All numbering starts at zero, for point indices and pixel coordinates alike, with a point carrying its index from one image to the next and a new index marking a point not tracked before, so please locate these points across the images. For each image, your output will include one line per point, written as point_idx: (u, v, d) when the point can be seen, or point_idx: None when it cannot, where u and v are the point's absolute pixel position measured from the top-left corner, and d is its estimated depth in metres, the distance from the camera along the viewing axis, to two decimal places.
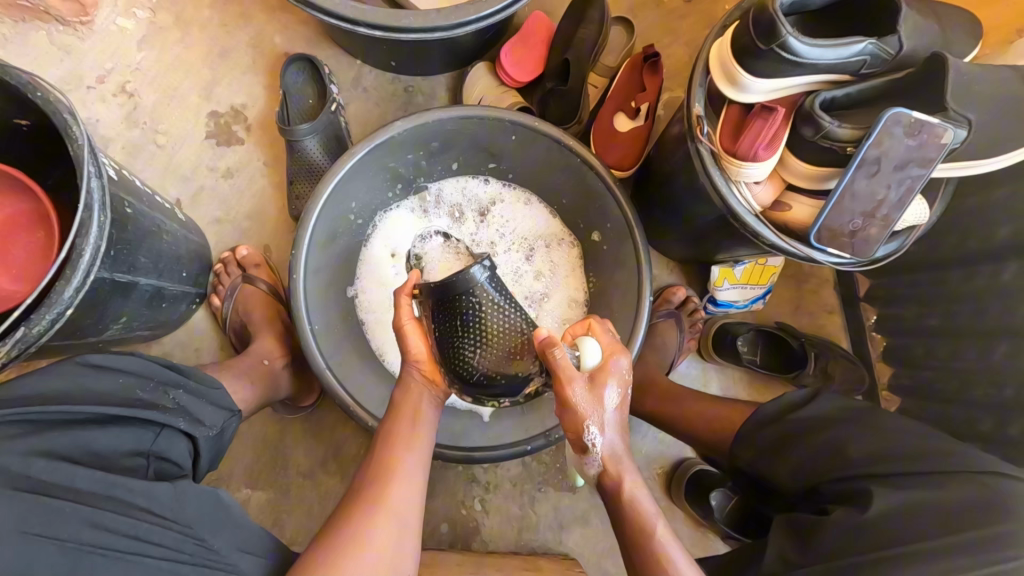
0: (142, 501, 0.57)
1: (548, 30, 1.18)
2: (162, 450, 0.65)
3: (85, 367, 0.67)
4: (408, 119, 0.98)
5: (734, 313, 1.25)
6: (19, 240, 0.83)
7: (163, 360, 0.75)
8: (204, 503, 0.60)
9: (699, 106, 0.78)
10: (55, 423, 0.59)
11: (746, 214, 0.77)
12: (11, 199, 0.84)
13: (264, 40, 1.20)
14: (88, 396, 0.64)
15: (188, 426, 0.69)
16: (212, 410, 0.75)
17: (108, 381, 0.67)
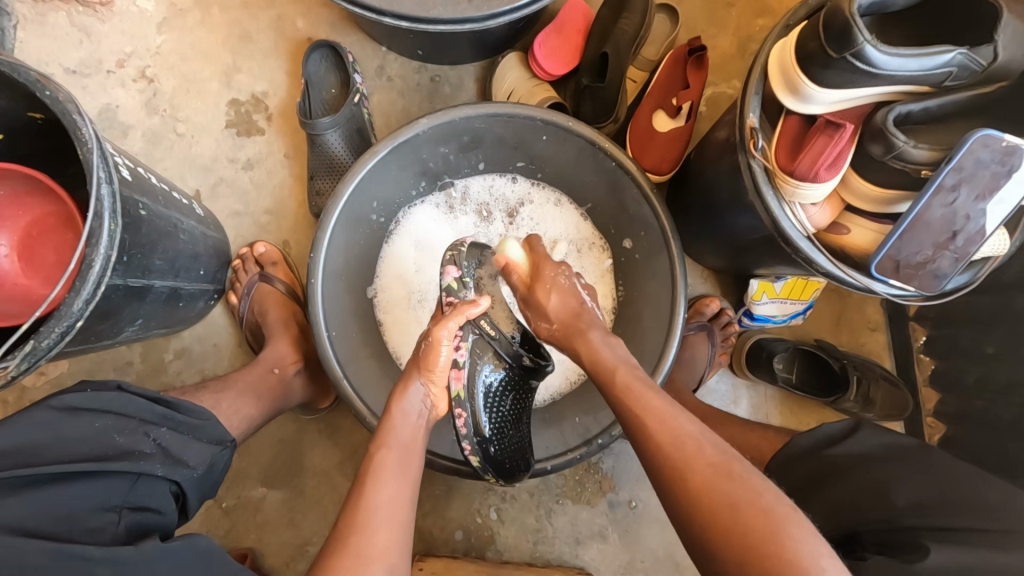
0: (102, 570, 0.48)
1: (586, 18, 1.10)
2: (137, 501, 0.56)
3: (55, 412, 0.58)
4: (434, 117, 0.93)
5: (771, 327, 1.18)
6: (51, 242, 0.84)
7: (149, 392, 0.66)
8: (177, 568, 0.51)
9: (754, 116, 0.70)
10: (7, 487, 0.50)
11: (800, 239, 0.70)
12: (40, 199, 0.82)
13: (287, 24, 1.14)
14: (55, 451, 0.55)
15: (168, 470, 0.60)
16: (199, 446, 0.66)
17: (81, 426, 0.59)
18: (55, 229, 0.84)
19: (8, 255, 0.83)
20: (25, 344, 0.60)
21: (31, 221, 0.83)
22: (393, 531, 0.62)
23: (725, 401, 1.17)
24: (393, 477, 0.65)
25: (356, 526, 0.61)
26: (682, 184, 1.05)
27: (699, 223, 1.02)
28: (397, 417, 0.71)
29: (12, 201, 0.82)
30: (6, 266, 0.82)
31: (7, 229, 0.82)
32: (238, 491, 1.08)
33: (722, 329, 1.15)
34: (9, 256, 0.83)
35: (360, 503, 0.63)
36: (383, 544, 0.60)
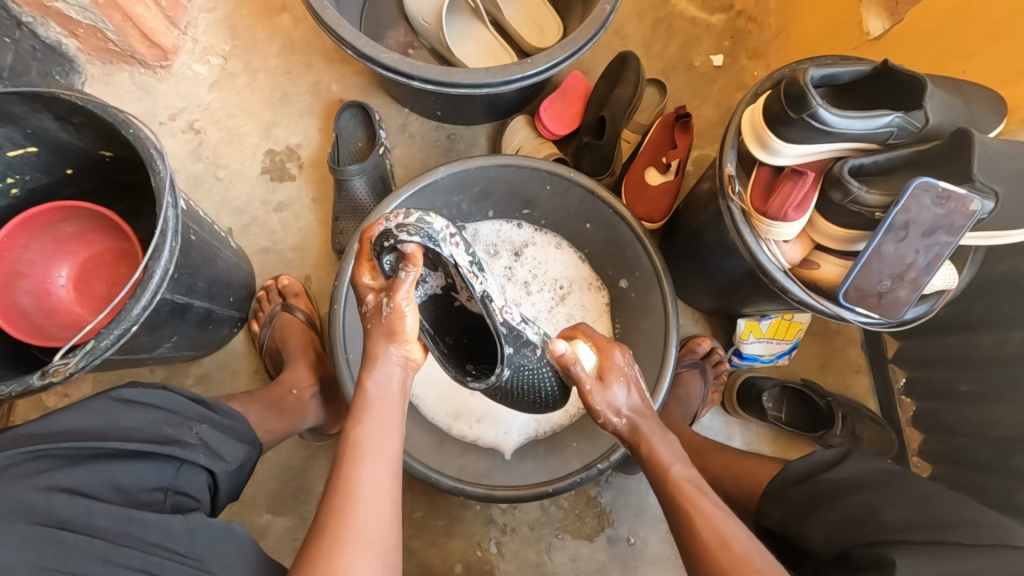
0: (155, 535, 0.54)
1: (585, 89, 1.26)
2: (181, 484, 0.62)
3: (116, 402, 0.64)
4: (452, 166, 1.06)
5: (760, 367, 1.24)
6: (105, 274, 0.93)
7: (192, 394, 0.72)
8: (218, 539, 0.56)
9: (731, 166, 0.82)
10: (79, 458, 0.56)
11: (776, 271, 0.80)
12: (101, 235, 0.92)
13: (322, 87, 1.30)
14: (116, 432, 0.61)
15: (207, 461, 0.66)
16: (232, 444, 0.72)
17: (136, 416, 0.65)
18: (111, 263, 0.93)
19: (65, 285, 0.91)
20: (86, 344, 0.67)
21: (89, 255, 0.92)
22: (379, 508, 0.64)
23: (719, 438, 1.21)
24: (379, 457, 0.67)
25: (345, 506, 0.62)
26: (673, 230, 1.15)
27: (689, 264, 1.12)
28: (370, 385, 0.69)
29: (76, 237, 0.90)
30: (63, 295, 0.91)
31: (68, 261, 0.90)
32: (244, 518, 1.09)
33: (714, 366, 1.22)
34: (66, 286, 0.91)
35: (344, 483, 0.64)
36: (370, 522, 0.63)
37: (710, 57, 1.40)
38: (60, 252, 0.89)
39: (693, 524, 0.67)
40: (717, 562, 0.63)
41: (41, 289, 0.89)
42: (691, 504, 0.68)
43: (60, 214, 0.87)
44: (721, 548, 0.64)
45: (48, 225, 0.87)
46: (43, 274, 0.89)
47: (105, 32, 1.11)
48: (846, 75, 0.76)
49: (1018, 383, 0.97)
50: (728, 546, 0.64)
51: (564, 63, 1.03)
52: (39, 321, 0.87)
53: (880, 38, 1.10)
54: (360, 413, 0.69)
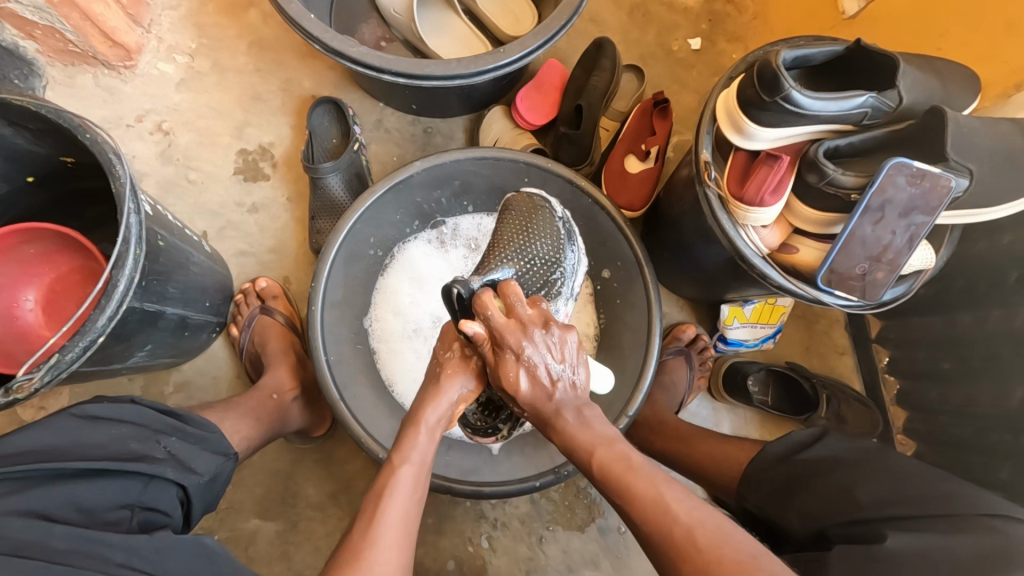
0: (121, 555, 0.52)
1: (562, 77, 1.24)
2: (150, 500, 0.61)
3: (78, 419, 0.63)
4: (426, 161, 1.04)
5: (745, 352, 1.25)
6: (71, 295, 0.88)
7: (160, 406, 0.71)
8: (188, 553, 0.55)
9: (706, 152, 0.81)
10: (38, 480, 0.55)
11: (756, 258, 0.79)
12: (64, 256, 0.87)
13: (294, 83, 1.27)
14: (79, 451, 0.60)
15: (178, 475, 0.65)
16: (205, 456, 0.70)
17: (100, 432, 0.63)
18: (78, 284, 0.88)
19: (34, 307, 0.87)
20: (51, 357, 0.65)
21: (56, 276, 0.87)
22: (402, 544, 0.65)
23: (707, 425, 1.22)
24: (404, 497, 0.70)
25: (370, 537, 0.64)
26: (655, 219, 1.14)
27: (670, 252, 1.11)
28: (414, 439, 0.74)
29: (40, 258, 0.86)
30: (30, 319, 0.86)
31: (33, 285, 0.86)
32: (231, 524, 1.08)
33: (699, 353, 1.22)
34: (35, 309, 0.87)
35: (375, 516, 0.66)
36: (392, 557, 0.64)
37: (687, 42, 1.39)
38: (24, 275, 0.85)
39: (580, 446, 0.68)
40: (610, 474, 0.65)
41: (9, 312, 0.86)
42: (624, 485, 0.63)
43: (18, 237, 0.83)
44: (680, 531, 0.57)
45: (12, 249, 0.84)
46: (9, 298, 0.85)
47: (63, 33, 1.08)
48: (819, 56, 0.75)
49: (997, 359, 0.98)
50: (669, 515, 0.59)
51: (536, 51, 1.01)
52: (9, 348, 0.84)
53: (855, 17, 1.09)
54: (397, 455, 0.73)
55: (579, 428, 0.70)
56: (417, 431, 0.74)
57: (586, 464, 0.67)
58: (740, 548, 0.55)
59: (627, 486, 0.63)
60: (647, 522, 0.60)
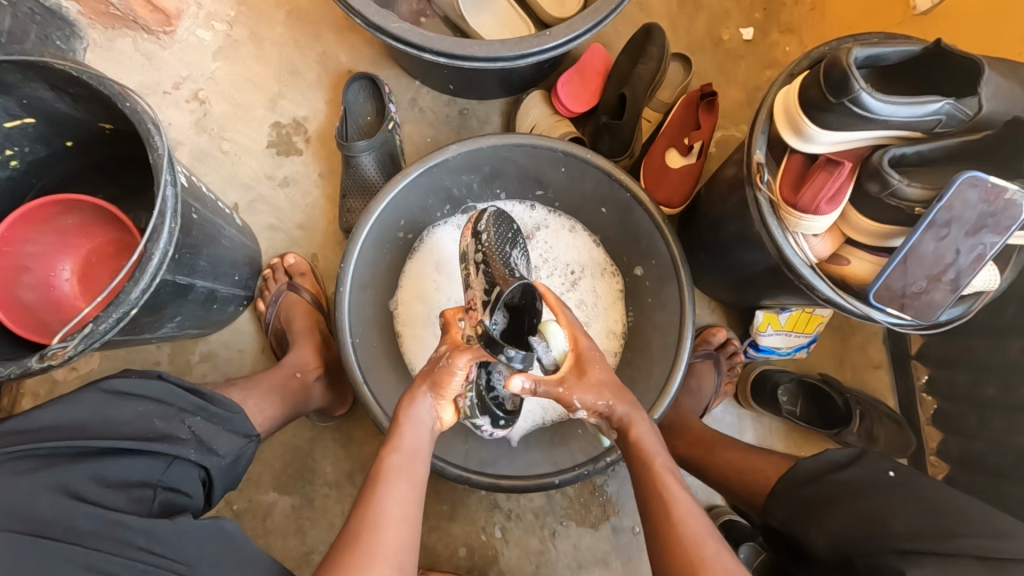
0: (141, 539, 0.53)
1: (605, 64, 1.19)
2: (172, 481, 0.61)
3: (107, 395, 0.63)
4: (464, 144, 1.00)
5: (776, 361, 1.21)
6: (108, 266, 0.89)
7: (187, 384, 0.71)
8: (208, 537, 0.56)
9: (761, 153, 0.76)
10: (65, 457, 0.56)
11: (803, 268, 0.75)
12: (103, 229, 0.87)
13: (330, 57, 1.24)
14: (105, 428, 0.60)
15: (200, 456, 0.65)
16: (228, 438, 0.70)
17: (125, 409, 0.64)
18: (115, 255, 0.89)
19: (70, 279, 0.87)
20: (84, 327, 0.66)
21: (94, 248, 0.88)
22: (403, 522, 0.67)
23: (730, 431, 1.20)
24: (402, 485, 0.70)
25: (370, 523, 0.65)
26: (693, 217, 1.10)
27: (707, 252, 1.07)
28: (403, 435, 0.75)
29: (78, 230, 0.86)
30: (67, 289, 0.86)
31: (70, 255, 0.86)
32: (250, 495, 1.10)
33: (728, 358, 1.18)
34: (70, 280, 0.87)
35: (373, 501, 0.68)
36: (393, 539, 0.65)
37: (739, 31, 1.32)
38: (63, 246, 0.85)
39: (648, 482, 0.73)
40: (659, 515, 0.69)
41: (45, 282, 0.85)
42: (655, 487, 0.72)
43: (59, 207, 0.83)
44: (685, 524, 0.67)
45: (51, 219, 0.83)
46: (46, 268, 0.85)
47: None
48: (893, 56, 0.70)
49: None
50: (687, 522, 0.68)
51: (584, 37, 0.97)
52: (45, 318, 0.83)
53: (928, 14, 1.02)
54: (386, 448, 0.74)
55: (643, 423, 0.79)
56: (402, 426, 0.76)
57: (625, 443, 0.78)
58: (715, 553, 0.65)
59: (666, 521, 0.68)
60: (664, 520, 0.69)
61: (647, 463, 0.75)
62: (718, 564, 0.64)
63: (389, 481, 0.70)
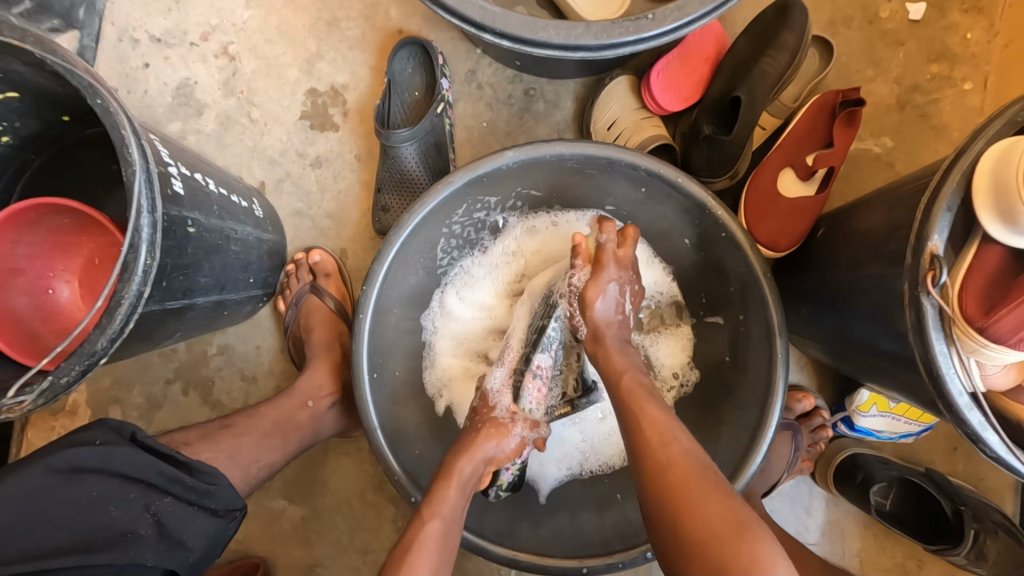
0: None
1: (719, 47, 0.93)
2: None
3: (55, 477, 0.56)
4: (522, 150, 0.80)
5: (871, 441, 0.99)
6: (107, 270, 0.78)
7: (165, 448, 0.62)
8: None
9: (939, 239, 0.53)
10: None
11: (964, 405, 0.53)
12: (98, 230, 0.77)
13: (379, 11, 1.04)
14: (52, 523, 0.54)
15: (158, 556, 0.57)
16: (199, 523, 0.61)
17: (76, 494, 0.56)
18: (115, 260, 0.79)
19: (68, 281, 0.78)
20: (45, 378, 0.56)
21: (93, 248, 0.78)
22: None
23: (796, 510, 1.02)
24: (433, 546, 0.66)
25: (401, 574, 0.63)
26: (801, 267, 0.86)
27: (810, 312, 0.84)
28: (446, 494, 0.71)
29: (75, 230, 0.76)
30: (66, 295, 0.78)
31: (68, 259, 0.78)
32: (259, 500, 1.05)
33: (811, 431, 0.99)
34: (69, 284, 0.78)
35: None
36: None
37: (905, 8, 1.00)
38: (58, 247, 0.77)
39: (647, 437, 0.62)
40: (664, 475, 0.58)
41: (40, 287, 0.77)
42: (638, 411, 0.65)
43: (48, 206, 0.73)
44: (666, 441, 0.61)
45: (39, 218, 0.74)
46: (42, 270, 0.77)
47: None
48: None
49: None
50: (667, 446, 0.60)
51: (698, 22, 0.72)
52: (35, 328, 0.76)
53: None
54: (428, 508, 0.70)
55: (615, 352, 0.76)
56: (450, 485, 0.72)
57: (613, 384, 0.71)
58: (728, 495, 0.55)
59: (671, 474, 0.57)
60: (652, 447, 0.61)
61: (637, 413, 0.65)
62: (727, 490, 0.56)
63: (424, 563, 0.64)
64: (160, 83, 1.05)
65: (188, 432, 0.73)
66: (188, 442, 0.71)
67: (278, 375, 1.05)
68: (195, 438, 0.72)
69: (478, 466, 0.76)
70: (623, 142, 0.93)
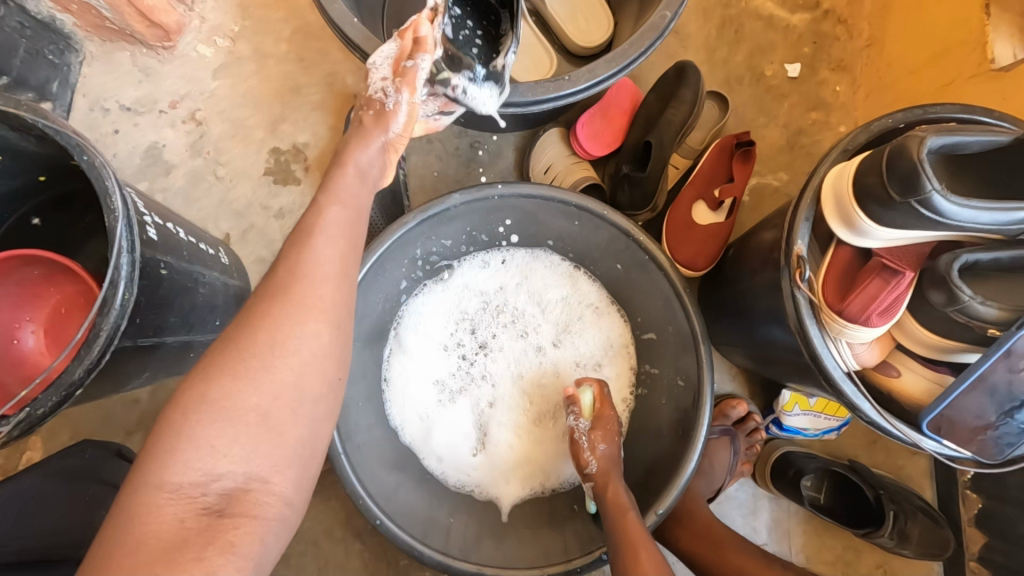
0: None
1: (635, 101, 1.09)
2: None
3: None
4: (467, 193, 0.91)
5: (802, 440, 1.09)
6: (72, 320, 0.81)
7: None
8: None
9: (802, 244, 0.65)
10: None
11: (839, 377, 0.64)
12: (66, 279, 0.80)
13: (337, 78, 1.16)
14: None
15: None
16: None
17: None
18: (79, 309, 0.81)
19: (34, 331, 0.81)
20: (22, 410, 0.60)
21: (60, 298, 0.81)
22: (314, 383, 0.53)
23: (744, 512, 1.09)
24: (308, 354, 0.53)
25: (267, 328, 0.52)
26: (717, 284, 0.99)
27: (731, 323, 0.95)
28: (318, 257, 0.57)
29: (44, 281, 0.80)
30: (31, 343, 0.81)
31: (35, 308, 0.81)
32: None
33: (747, 435, 1.07)
34: (35, 333, 0.81)
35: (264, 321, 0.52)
36: (306, 346, 0.53)
37: (784, 67, 1.19)
38: (25, 298, 0.80)
39: (630, 553, 0.75)
40: (631, 554, 0.75)
41: (8, 337, 0.81)
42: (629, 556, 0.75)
43: (19, 258, 0.78)
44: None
45: (11, 271, 0.78)
46: (10, 320, 0.80)
47: (99, 9, 1.00)
48: (975, 145, 0.58)
49: None
50: None
51: (607, 81, 0.86)
52: (4, 376, 0.80)
53: (1007, 69, 0.90)
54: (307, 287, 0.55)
55: (616, 490, 0.84)
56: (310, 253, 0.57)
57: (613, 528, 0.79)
58: None
59: None
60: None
61: (633, 544, 0.76)
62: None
63: (280, 320, 0.53)
64: (130, 147, 1.13)
65: None
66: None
67: None
68: None
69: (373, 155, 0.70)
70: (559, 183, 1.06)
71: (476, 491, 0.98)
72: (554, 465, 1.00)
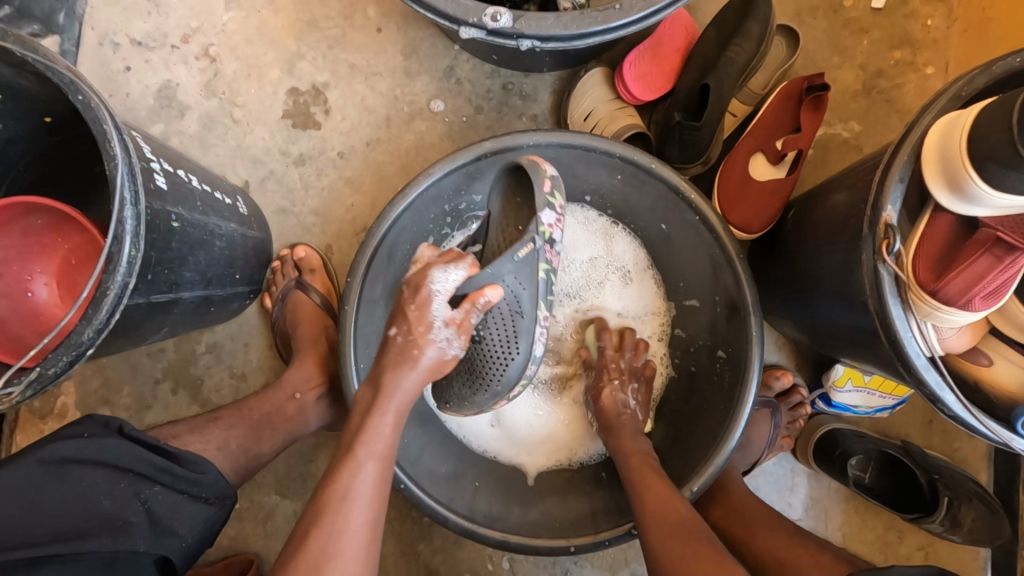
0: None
1: (689, 36, 0.96)
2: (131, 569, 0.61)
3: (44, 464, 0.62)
4: (499, 142, 0.82)
5: (850, 417, 1.02)
6: (83, 271, 0.78)
7: (153, 441, 0.69)
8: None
9: (891, 210, 0.56)
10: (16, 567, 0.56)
11: (922, 365, 0.56)
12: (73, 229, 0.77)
13: (359, 10, 1.06)
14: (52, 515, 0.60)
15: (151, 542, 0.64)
16: (190, 509, 0.68)
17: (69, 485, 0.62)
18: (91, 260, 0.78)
19: (47, 282, 0.78)
20: (32, 370, 0.57)
21: (71, 248, 0.78)
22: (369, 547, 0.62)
23: (779, 487, 1.05)
24: (365, 497, 0.63)
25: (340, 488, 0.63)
26: (774, 250, 0.90)
27: (784, 294, 0.86)
28: (380, 425, 0.66)
29: (51, 231, 0.77)
30: (44, 296, 0.78)
31: (46, 259, 0.77)
32: (252, 495, 1.06)
33: (790, 409, 1.01)
34: (47, 285, 0.78)
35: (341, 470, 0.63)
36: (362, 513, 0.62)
37: None
38: (35, 249, 0.77)
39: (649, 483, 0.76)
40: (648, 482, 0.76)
41: (20, 289, 0.77)
42: (642, 485, 0.75)
43: (21, 206, 0.74)
44: (669, 502, 0.73)
45: (16, 221, 0.75)
46: (21, 272, 0.77)
47: None
48: None
49: None
50: (676, 510, 0.71)
51: (666, 11, 0.74)
52: (17, 330, 0.76)
53: None
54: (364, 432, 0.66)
55: (626, 432, 0.84)
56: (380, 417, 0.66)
57: (625, 466, 0.80)
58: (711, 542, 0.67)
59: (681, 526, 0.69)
60: (654, 516, 0.71)
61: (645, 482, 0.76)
62: (715, 551, 0.66)
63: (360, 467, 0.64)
64: (142, 86, 1.06)
65: (176, 426, 0.77)
66: (177, 434, 0.76)
67: (266, 372, 1.06)
68: (185, 430, 0.77)
69: (420, 378, 0.68)
70: (600, 132, 0.96)
71: (495, 454, 0.94)
72: (573, 434, 0.96)
